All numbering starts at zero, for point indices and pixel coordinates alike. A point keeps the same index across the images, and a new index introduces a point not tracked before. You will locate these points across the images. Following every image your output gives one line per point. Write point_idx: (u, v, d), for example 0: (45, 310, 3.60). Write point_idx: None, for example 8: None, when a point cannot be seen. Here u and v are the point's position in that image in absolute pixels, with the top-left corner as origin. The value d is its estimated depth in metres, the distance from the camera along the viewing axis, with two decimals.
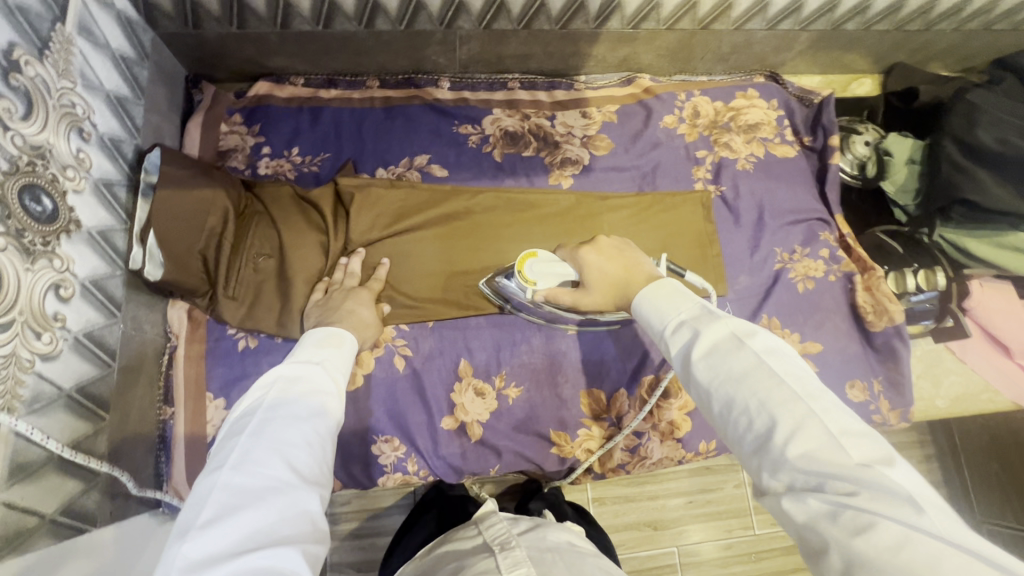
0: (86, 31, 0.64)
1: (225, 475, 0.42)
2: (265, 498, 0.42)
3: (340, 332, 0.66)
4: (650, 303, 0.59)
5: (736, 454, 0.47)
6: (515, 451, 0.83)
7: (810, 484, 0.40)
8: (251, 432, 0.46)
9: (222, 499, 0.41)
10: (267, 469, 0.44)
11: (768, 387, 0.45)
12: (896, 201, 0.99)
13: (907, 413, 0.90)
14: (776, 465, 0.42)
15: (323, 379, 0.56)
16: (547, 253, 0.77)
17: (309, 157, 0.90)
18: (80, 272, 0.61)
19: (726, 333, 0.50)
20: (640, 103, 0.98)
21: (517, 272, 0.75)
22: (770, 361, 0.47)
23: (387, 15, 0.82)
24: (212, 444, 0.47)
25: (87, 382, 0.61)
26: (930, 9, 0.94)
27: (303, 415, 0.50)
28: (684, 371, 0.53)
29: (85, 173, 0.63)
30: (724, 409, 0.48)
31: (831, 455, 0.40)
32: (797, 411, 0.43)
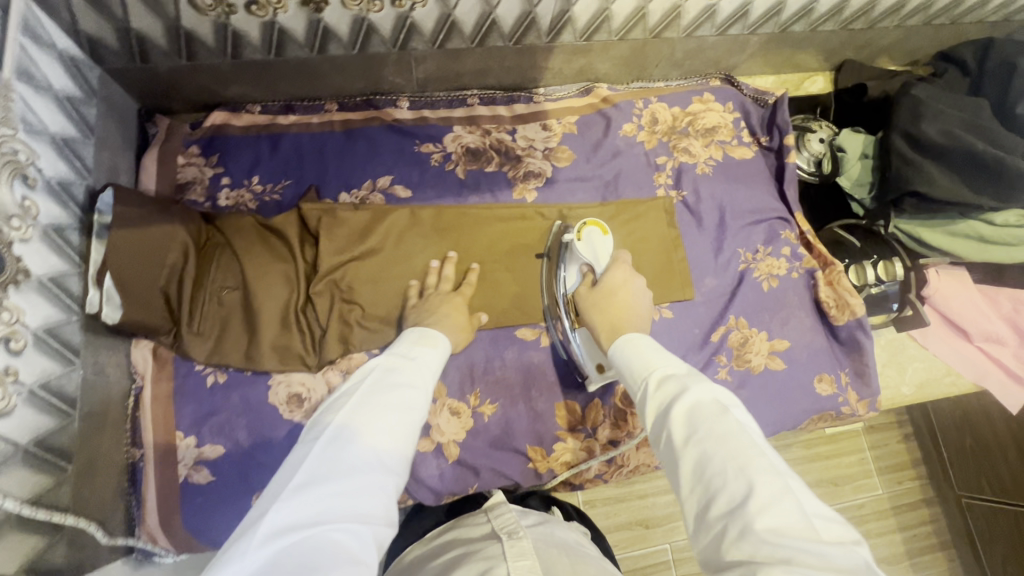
0: (26, 74, 0.63)
1: (317, 449, 0.49)
2: (349, 472, 0.48)
3: (436, 334, 0.69)
4: (633, 354, 0.64)
5: (695, 520, 0.47)
6: (494, 468, 0.83)
7: (774, 557, 0.40)
8: (342, 415, 0.52)
9: (309, 470, 0.47)
10: (352, 449, 0.50)
11: (746, 455, 0.47)
12: (852, 194, 1.01)
13: (875, 402, 0.93)
14: (743, 532, 0.42)
15: (413, 376, 0.60)
16: (607, 248, 0.85)
17: (270, 185, 0.89)
18: (32, 322, 0.60)
19: (711, 397, 0.52)
20: (599, 112, 0.99)
21: (583, 224, 0.85)
22: (749, 434, 0.49)
23: (339, 41, 0.81)
24: (315, 417, 0.54)
25: (46, 435, 0.60)
26: (871, 8, 0.96)
27: (387, 408, 0.55)
28: (660, 425, 0.54)
29: (32, 222, 0.61)
30: (697, 470, 0.48)
31: (799, 533, 0.41)
32: (770, 485, 0.44)
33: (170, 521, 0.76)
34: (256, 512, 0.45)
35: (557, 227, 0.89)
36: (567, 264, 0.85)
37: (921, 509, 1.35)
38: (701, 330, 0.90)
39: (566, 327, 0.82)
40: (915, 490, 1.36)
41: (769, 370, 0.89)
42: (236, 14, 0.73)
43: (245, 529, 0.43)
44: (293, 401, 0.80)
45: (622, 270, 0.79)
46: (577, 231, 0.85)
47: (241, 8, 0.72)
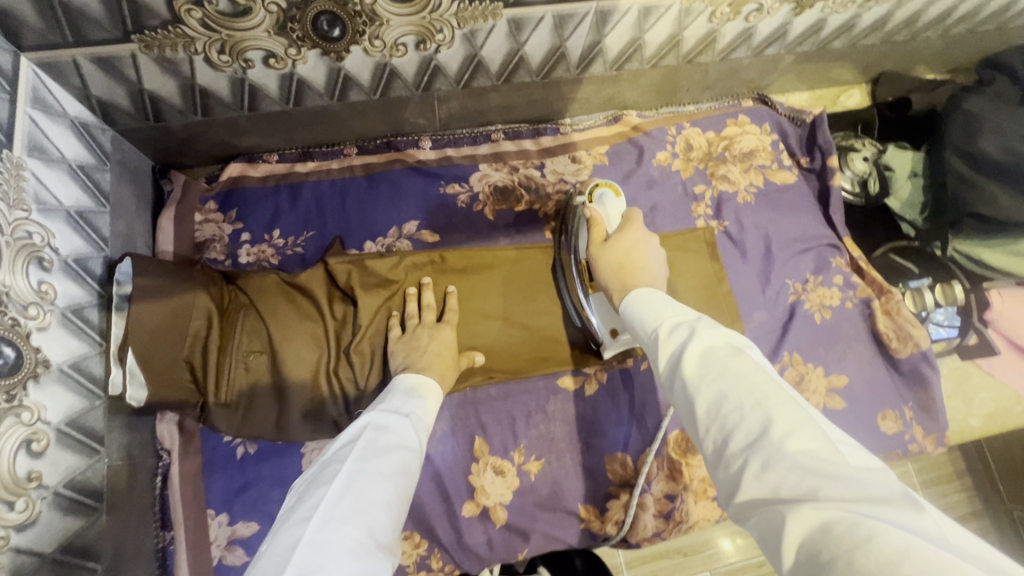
0: (38, 149, 0.59)
1: (312, 529, 0.44)
2: (347, 559, 0.42)
3: (428, 381, 0.67)
4: (643, 308, 0.59)
5: (713, 458, 0.43)
6: (544, 532, 0.78)
7: (801, 489, 0.36)
8: (338, 486, 0.48)
9: (306, 556, 0.41)
10: (352, 529, 0.44)
11: (765, 391, 0.42)
12: (903, 216, 0.95)
13: (943, 438, 0.86)
14: (767, 464, 0.38)
15: (407, 436, 0.57)
16: (621, 208, 0.80)
17: (292, 238, 0.85)
18: (55, 416, 0.56)
19: (724, 340, 0.47)
20: (630, 141, 0.94)
21: (595, 185, 0.82)
22: (766, 371, 0.45)
23: (360, 87, 0.77)
24: (298, 492, 0.49)
25: (74, 538, 0.56)
26: (916, 19, 0.91)
27: (385, 471, 0.51)
28: (671, 372, 0.49)
29: (50, 306, 0.57)
30: (711, 408, 0.44)
31: (827, 459, 0.37)
32: (794, 416, 0.40)
33: None
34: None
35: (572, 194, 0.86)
36: (578, 228, 0.81)
37: (972, 522, 1.28)
38: None
39: (578, 288, 0.78)
40: (962, 503, 1.29)
41: (829, 410, 0.84)
42: (253, 68, 0.69)
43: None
44: None
45: (639, 229, 0.73)
46: (588, 194, 0.82)
47: (258, 62, 0.68)
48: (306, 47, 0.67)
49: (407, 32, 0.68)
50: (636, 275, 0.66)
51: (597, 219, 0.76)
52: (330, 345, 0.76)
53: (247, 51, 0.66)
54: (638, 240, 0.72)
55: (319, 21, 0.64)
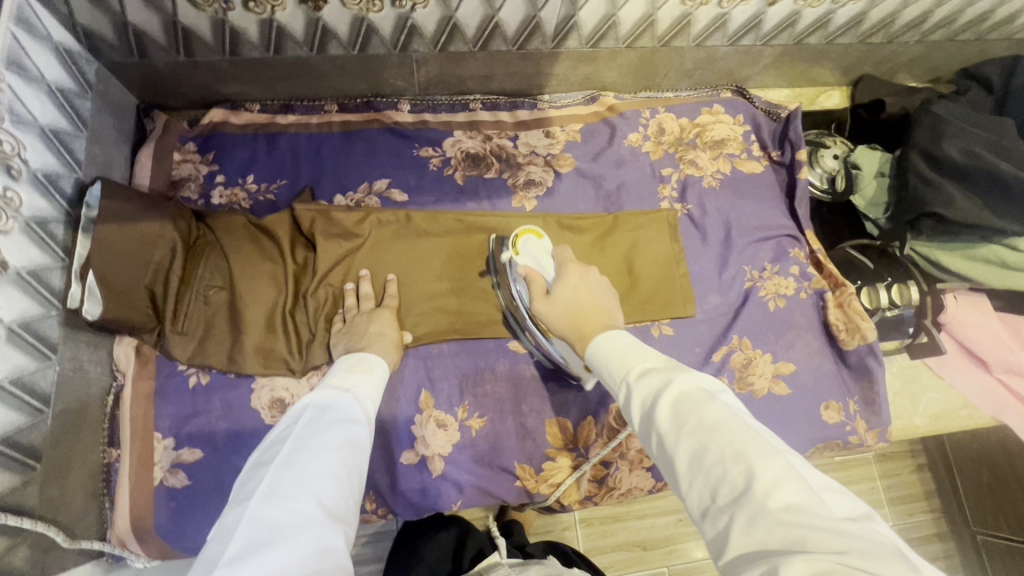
0: (17, 64, 0.62)
1: (254, 507, 0.44)
2: (292, 533, 0.43)
3: (372, 357, 0.68)
4: (609, 352, 0.58)
5: (698, 511, 0.44)
6: (478, 485, 0.80)
7: (789, 541, 0.36)
8: (279, 462, 0.49)
9: (249, 532, 0.42)
10: (296, 506, 0.45)
11: (743, 440, 0.43)
12: (866, 214, 0.97)
13: (886, 433, 0.87)
14: (754, 519, 0.39)
15: (352, 410, 0.58)
16: (548, 247, 0.79)
17: (264, 185, 0.87)
18: (7, 315, 0.59)
19: (696, 385, 0.48)
20: (604, 121, 0.96)
21: (515, 236, 0.79)
22: (741, 417, 0.46)
23: (339, 41, 0.80)
24: (242, 475, 0.49)
25: (14, 432, 0.59)
26: (891, 22, 0.93)
27: (329, 446, 0.52)
28: (647, 424, 0.49)
29: (13, 213, 0.60)
30: (693, 459, 0.44)
31: (812, 509, 0.38)
32: (775, 464, 0.41)
33: (143, 524, 0.73)
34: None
35: (495, 241, 0.84)
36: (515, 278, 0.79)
37: (935, 543, 1.28)
38: (701, 348, 0.86)
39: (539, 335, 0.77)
40: (928, 523, 1.29)
41: (772, 395, 0.85)
42: (233, 10, 0.73)
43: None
44: (275, 405, 0.78)
45: (578, 269, 0.72)
46: (513, 245, 0.78)
47: (238, 5, 0.72)
48: None
49: None
50: (591, 321, 0.65)
51: (534, 272, 0.74)
52: (289, 286, 0.79)
53: None
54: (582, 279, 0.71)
55: None
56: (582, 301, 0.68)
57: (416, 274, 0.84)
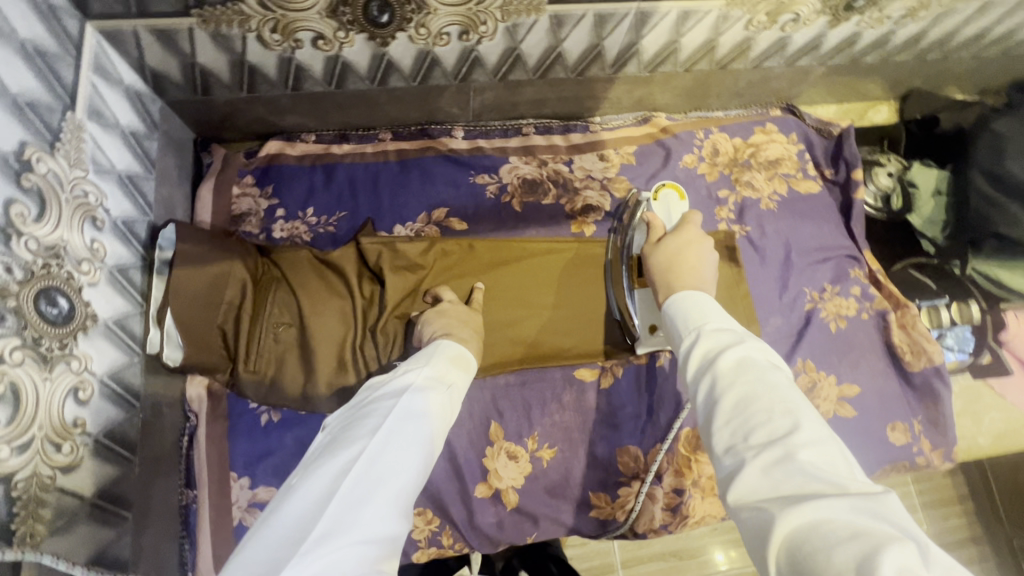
0: (96, 113, 0.62)
1: (346, 485, 0.43)
2: (373, 519, 0.42)
3: (470, 355, 0.64)
4: (689, 307, 0.56)
5: (720, 449, 0.44)
6: (552, 517, 0.80)
7: (807, 491, 0.37)
8: (377, 442, 0.47)
9: (339, 511, 0.41)
10: (380, 492, 0.44)
11: (795, 405, 0.43)
12: (924, 232, 0.96)
13: (950, 453, 0.88)
14: (782, 463, 0.39)
15: (445, 406, 0.55)
16: (682, 211, 0.86)
17: (324, 217, 0.87)
18: (99, 368, 0.59)
19: (764, 353, 0.48)
20: (658, 143, 0.96)
21: (661, 185, 0.88)
22: (800, 389, 0.46)
23: (400, 73, 0.80)
24: (336, 439, 0.48)
25: (110, 485, 0.59)
26: (950, 39, 0.93)
27: (417, 435, 0.50)
28: (699, 368, 0.49)
29: (100, 264, 0.60)
30: (735, 406, 0.44)
31: (840, 474, 0.38)
32: (815, 431, 0.41)
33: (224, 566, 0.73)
34: (265, 555, 0.39)
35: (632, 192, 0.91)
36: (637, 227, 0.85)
37: None
38: None
39: (626, 284, 0.81)
40: None
41: (839, 418, 0.85)
42: (301, 49, 0.72)
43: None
44: None
45: (693, 234, 0.70)
46: (655, 192, 0.88)
47: (307, 43, 0.71)
48: (354, 31, 0.70)
49: (453, 22, 0.71)
50: (683, 276, 0.63)
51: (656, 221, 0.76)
52: (358, 319, 0.79)
53: (298, 32, 0.69)
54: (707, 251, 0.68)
55: (371, 7, 0.66)
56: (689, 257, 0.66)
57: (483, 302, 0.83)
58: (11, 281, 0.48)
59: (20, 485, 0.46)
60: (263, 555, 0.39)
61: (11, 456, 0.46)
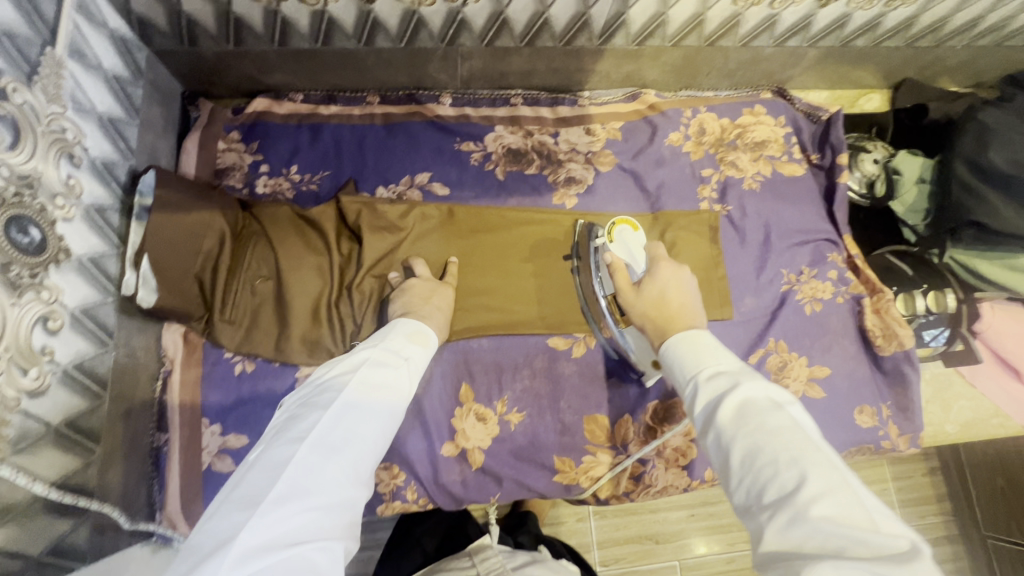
0: (77, 52, 0.63)
1: (302, 452, 0.45)
2: (329, 488, 0.44)
3: (428, 330, 0.66)
4: (683, 349, 0.57)
5: (741, 508, 0.44)
6: (517, 479, 0.81)
7: (825, 549, 0.36)
8: (333, 413, 0.48)
9: (295, 477, 0.43)
10: (337, 462, 0.46)
11: (803, 450, 0.42)
12: (905, 220, 0.97)
13: (917, 439, 0.88)
14: (795, 519, 0.38)
15: (403, 379, 0.57)
16: (643, 241, 0.76)
17: (307, 175, 0.88)
18: (70, 301, 0.60)
19: (763, 394, 0.48)
20: (645, 119, 0.96)
21: (611, 223, 0.76)
22: (806, 430, 0.45)
23: (386, 33, 0.81)
24: (293, 409, 0.50)
25: (78, 416, 0.60)
26: (942, 26, 0.93)
27: (373, 408, 0.52)
28: (705, 421, 0.50)
29: (75, 200, 0.61)
30: (745, 458, 0.44)
31: (857, 524, 0.37)
32: (828, 475, 0.40)
33: (192, 508, 0.75)
34: (223, 526, 0.40)
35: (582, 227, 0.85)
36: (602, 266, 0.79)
37: None
38: (738, 351, 0.87)
39: (612, 325, 0.78)
40: None
41: (807, 398, 0.85)
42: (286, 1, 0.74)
43: (213, 545, 0.38)
44: None
45: (672, 268, 0.70)
46: (608, 231, 0.76)
47: None
48: None
49: None
50: (674, 321, 0.64)
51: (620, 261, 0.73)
52: (334, 276, 0.80)
53: None
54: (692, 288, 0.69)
55: None
56: (676, 304, 0.66)
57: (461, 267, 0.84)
58: None
59: None
60: (221, 523, 0.40)
61: None
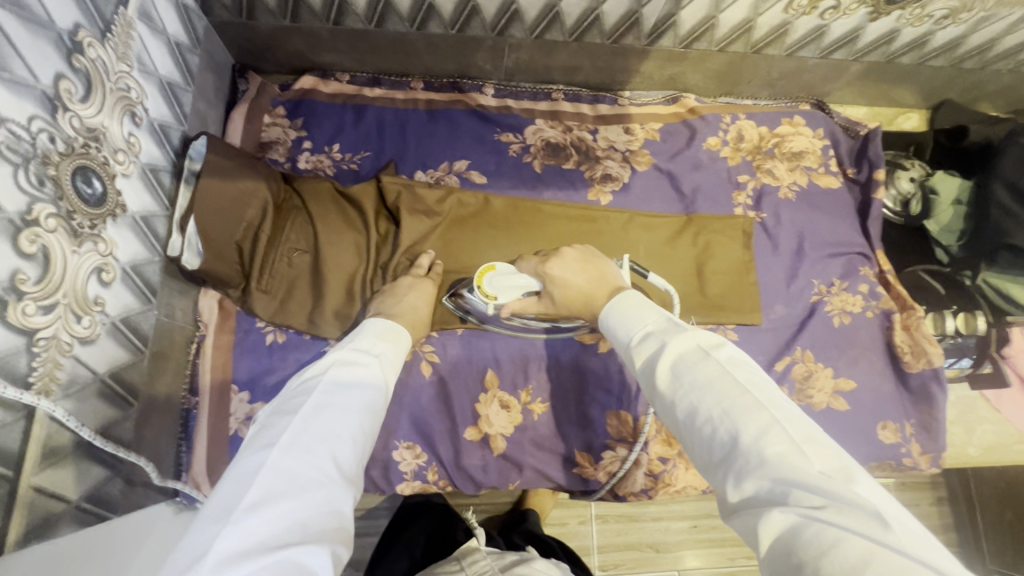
0: (146, 15, 0.64)
1: (273, 456, 0.44)
2: (310, 489, 0.44)
3: (400, 329, 0.66)
4: (620, 314, 0.61)
5: (701, 463, 0.47)
6: (537, 468, 0.82)
7: (772, 495, 0.39)
8: (303, 414, 0.48)
9: (269, 481, 0.42)
10: (314, 462, 0.45)
11: (735, 398, 0.45)
12: (938, 240, 0.97)
13: (939, 458, 0.87)
14: (741, 472, 0.42)
15: (375, 374, 0.57)
16: (507, 267, 0.77)
17: (349, 154, 0.89)
18: (122, 256, 0.61)
19: (692, 346, 0.51)
20: (684, 122, 0.96)
21: (479, 284, 0.75)
22: (734, 372, 0.47)
23: (440, 19, 0.83)
24: (260, 421, 0.49)
25: (120, 368, 0.61)
26: (988, 49, 0.93)
27: (345, 404, 0.51)
28: (651, 386, 0.53)
29: (134, 158, 0.63)
30: (689, 417, 0.48)
31: (794, 460, 0.40)
32: (763, 418, 0.43)
33: (217, 472, 0.75)
34: (198, 539, 0.39)
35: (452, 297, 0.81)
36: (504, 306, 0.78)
37: None
38: (764, 357, 0.87)
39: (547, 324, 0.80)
40: None
41: (831, 409, 0.85)
42: None
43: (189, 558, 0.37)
44: None
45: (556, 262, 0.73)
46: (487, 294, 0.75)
47: None
48: None
49: None
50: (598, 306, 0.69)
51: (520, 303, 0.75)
52: (370, 253, 0.81)
53: None
54: (580, 255, 0.74)
55: None
56: (584, 282, 0.71)
57: (494, 253, 0.85)
58: (53, 151, 0.50)
59: (43, 342, 0.49)
60: (196, 540, 0.39)
61: (38, 314, 0.48)
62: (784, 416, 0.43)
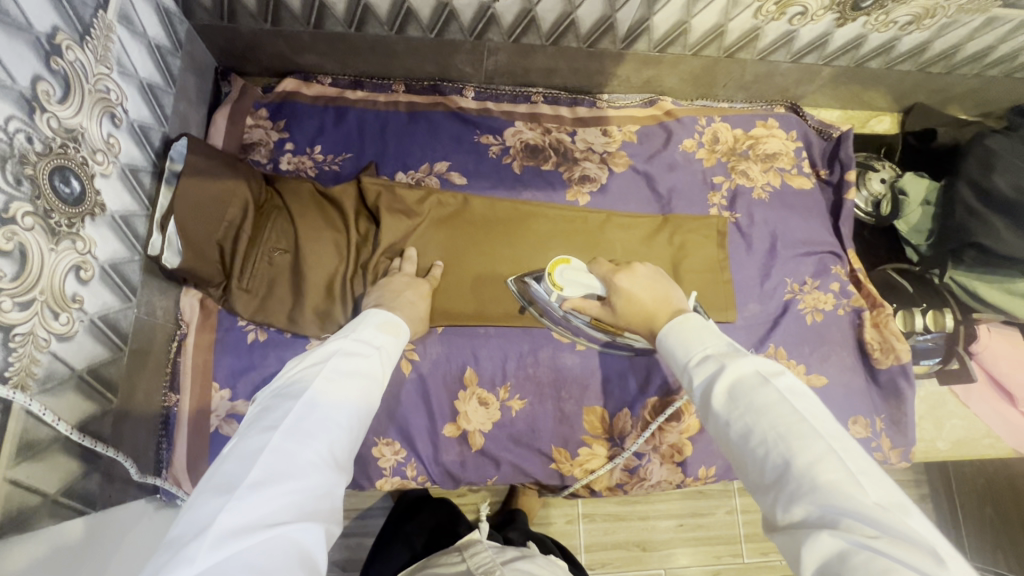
0: (126, 19, 0.66)
1: (275, 439, 0.45)
2: (308, 472, 0.45)
3: (399, 322, 0.67)
4: (677, 335, 0.62)
5: (751, 484, 0.49)
6: (514, 463, 0.83)
7: (823, 520, 0.41)
8: (305, 400, 0.49)
9: (270, 462, 0.44)
10: (314, 446, 0.47)
11: (792, 424, 0.46)
12: (908, 239, 0.99)
13: (909, 453, 0.90)
14: (794, 496, 0.43)
15: (373, 366, 0.58)
16: (581, 265, 0.79)
17: (330, 156, 0.90)
18: (101, 255, 0.62)
19: (751, 368, 0.52)
20: (660, 125, 0.98)
21: (550, 272, 0.77)
22: (791, 401, 0.48)
23: (418, 23, 0.85)
24: (262, 402, 0.50)
25: (98, 365, 0.62)
26: (953, 54, 0.96)
27: (345, 395, 0.53)
28: (703, 402, 0.54)
29: (113, 158, 0.64)
30: (742, 437, 0.49)
31: (850, 491, 0.41)
32: (819, 446, 0.44)
33: (197, 468, 0.76)
34: (201, 512, 0.40)
35: (518, 285, 0.84)
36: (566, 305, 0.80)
37: None
38: None
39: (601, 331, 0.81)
40: None
41: None
42: None
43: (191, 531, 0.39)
44: None
45: (627, 274, 0.74)
46: (552, 283, 0.77)
47: None
48: None
49: None
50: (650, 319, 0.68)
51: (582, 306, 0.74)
52: (351, 253, 0.82)
53: None
54: (651, 275, 0.74)
55: None
56: (649, 299, 0.71)
57: (473, 252, 0.86)
58: (30, 151, 0.51)
59: (19, 338, 0.50)
60: (197, 513, 0.40)
61: (14, 310, 0.49)
62: (841, 447, 0.44)
